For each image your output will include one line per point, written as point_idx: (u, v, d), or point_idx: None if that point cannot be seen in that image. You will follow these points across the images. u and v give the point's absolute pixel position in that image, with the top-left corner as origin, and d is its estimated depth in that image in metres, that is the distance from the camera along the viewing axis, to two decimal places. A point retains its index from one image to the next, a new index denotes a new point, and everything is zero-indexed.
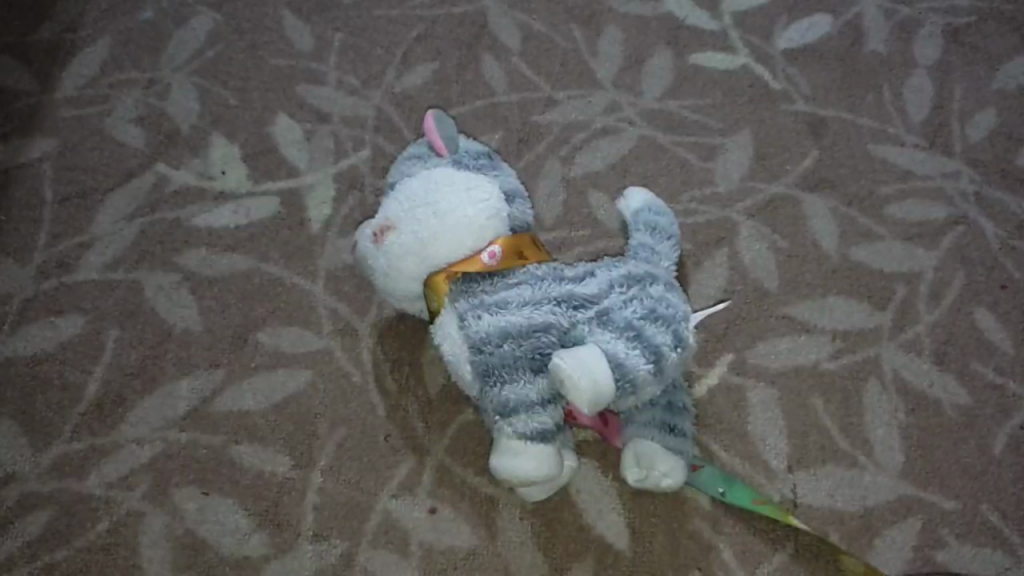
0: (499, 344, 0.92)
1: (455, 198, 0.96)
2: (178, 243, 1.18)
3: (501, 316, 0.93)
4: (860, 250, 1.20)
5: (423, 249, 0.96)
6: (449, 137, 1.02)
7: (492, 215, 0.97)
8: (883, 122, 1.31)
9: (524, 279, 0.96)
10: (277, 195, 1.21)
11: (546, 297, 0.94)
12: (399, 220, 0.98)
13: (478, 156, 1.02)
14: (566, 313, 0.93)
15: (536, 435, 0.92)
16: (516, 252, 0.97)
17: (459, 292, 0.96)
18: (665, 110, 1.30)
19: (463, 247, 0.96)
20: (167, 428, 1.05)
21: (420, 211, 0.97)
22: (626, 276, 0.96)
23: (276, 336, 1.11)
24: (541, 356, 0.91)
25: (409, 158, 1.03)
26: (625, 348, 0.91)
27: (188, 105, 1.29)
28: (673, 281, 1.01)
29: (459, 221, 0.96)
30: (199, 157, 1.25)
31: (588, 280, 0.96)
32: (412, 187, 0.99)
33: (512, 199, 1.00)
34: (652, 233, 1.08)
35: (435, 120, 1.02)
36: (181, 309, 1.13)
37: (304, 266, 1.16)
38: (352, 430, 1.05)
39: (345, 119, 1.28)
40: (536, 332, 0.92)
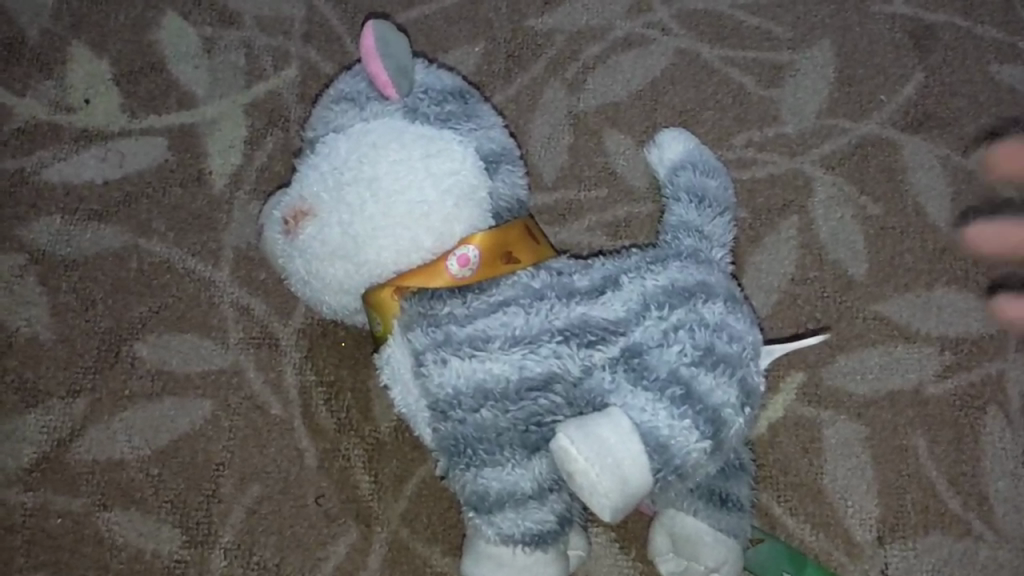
0: (475, 407, 0.60)
1: (407, 173, 0.62)
2: (22, 209, 0.83)
3: (477, 363, 0.61)
4: (978, 220, 0.87)
5: (359, 249, 0.63)
6: (398, 67, 0.64)
7: (461, 200, 0.63)
8: (1011, 32, 0.94)
9: (513, 296, 0.62)
10: (165, 136, 0.85)
11: (547, 328, 0.61)
12: (321, 204, 0.63)
13: (443, 98, 0.66)
14: (576, 356, 0.61)
15: (532, 540, 0.61)
16: (501, 250, 0.63)
17: (416, 316, 0.63)
18: (712, 11, 0.93)
19: (419, 249, 0.62)
20: (6, 487, 0.75)
21: (354, 192, 0.63)
22: (667, 288, 0.63)
23: (161, 347, 0.79)
24: (538, 425, 0.60)
25: (336, 98, 0.66)
26: (670, 416, 0.58)
27: (37, 1, 0.90)
28: (739, 287, 0.67)
29: (412, 211, 0.62)
30: (53, 77, 0.88)
31: (609, 294, 0.63)
32: (341, 151, 0.64)
33: (496, 167, 0.65)
34: (700, 205, 0.70)
35: (378, 40, 0.64)
36: (28, 307, 0.80)
37: (203, 243, 0.82)
38: (269, 488, 0.75)
39: (262, 22, 0.90)
40: (529, 390, 0.60)
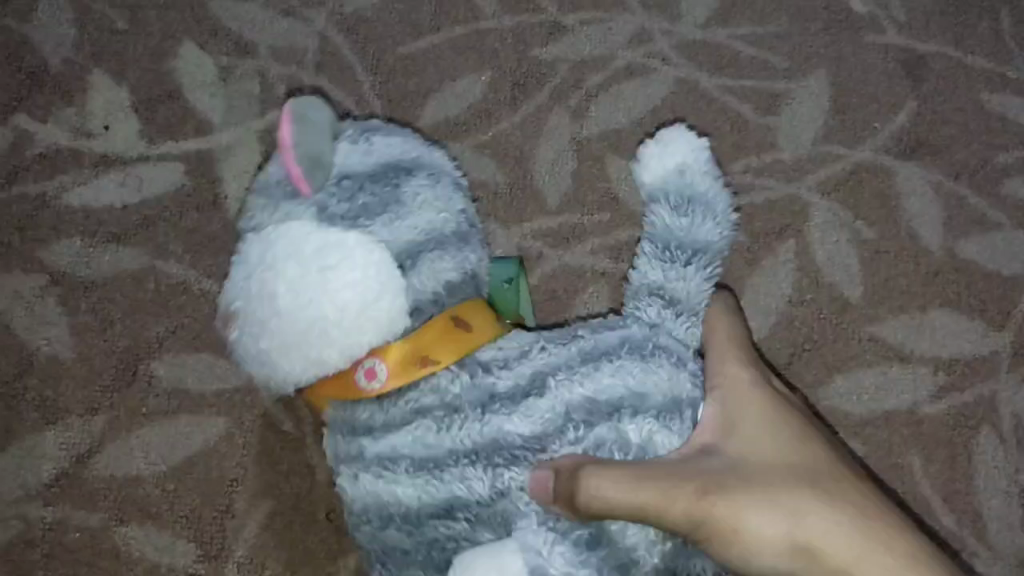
0: (383, 526, 0.62)
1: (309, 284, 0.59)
2: (44, 231, 0.85)
3: (385, 482, 0.61)
4: (971, 244, 0.90)
5: (274, 360, 0.60)
6: (308, 156, 0.60)
7: (366, 309, 0.59)
8: (1000, 62, 0.97)
9: (428, 411, 0.61)
10: (182, 162, 0.88)
11: (452, 450, 0.61)
12: (234, 306, 0.62)
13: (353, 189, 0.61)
14: (484, 478, 0.60)
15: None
16: (416, 357, 0.61)
17: (341, 428, 0.63)
18: (711, 41, 0.95)
19: (324, 364, 0.60)
20: (26, 501, 0.77)
21: (257, 302, 0.60)
22: (586, 401, 0.62)
23: (177, 367, 0.81)
24: (442, 550, 0.60)
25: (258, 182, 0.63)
26: (568, 564, 0.59)
27: (58, 29, 0.92)
28: (687, 385, 0.65)
29: (319, 322, 0.59)
30: (73, 104, 0.90)
31: (526, 406, 0.61)
32: (251, 255, 0.61)
33: (412, 264, 0.61)
34: (665, 248, 0.68)
35: (292, 124, 0.60)
36: (48, 327, 0.82)
37: (218, 265, 0.84)
38: (281, 504, 0.77)
39: (276, 51, 0.92)
40: (435, 515, 0.60)
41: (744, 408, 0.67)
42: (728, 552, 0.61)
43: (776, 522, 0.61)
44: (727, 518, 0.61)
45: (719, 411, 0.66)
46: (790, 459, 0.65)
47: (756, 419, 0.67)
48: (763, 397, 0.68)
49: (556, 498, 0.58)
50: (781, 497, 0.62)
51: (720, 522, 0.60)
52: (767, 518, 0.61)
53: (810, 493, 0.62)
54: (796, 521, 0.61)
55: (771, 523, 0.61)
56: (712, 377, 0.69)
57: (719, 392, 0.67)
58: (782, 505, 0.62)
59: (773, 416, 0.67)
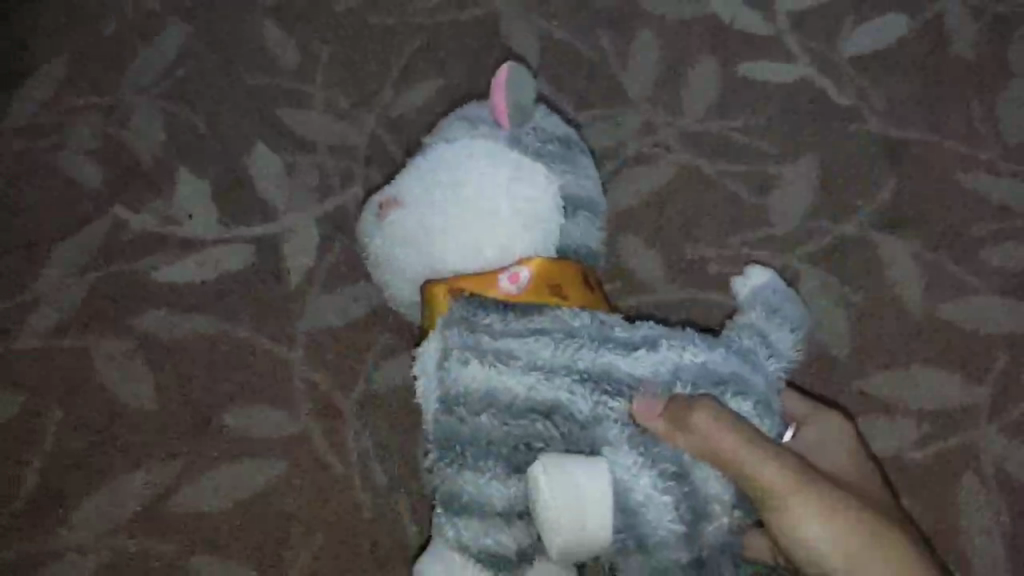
0: (475, 413, 0.74)
1: (495, 194, 0.78)
2: (134, 303, 1.00)
3: (494, 371, 0.74)
4: (950, 307, 1.00)
5: (429, 237, 0.78)
6: (518, 103, 0.80)
7: (529, 224, 0.78)
8: (973, 144, 1.08)
9: (545, 326, 0.76)
10: (252, 243, 1.02)
11: (566, 367, 0.74)
12: (406, 197, 0.80)
13: (549, 139, 0.81)
14: (589, 396, 0.73)
15: (489, 556, 0.73)
16: (552, 283, 0.77)
17: (459, 316, 0.76)
18: (710, 132, 1.08)
19: (479, 256, 0.78)
20: (114, 533, 0.91)
21: (440, 196, 0.79)
22: (699, 369, 0.75)
23: (244, 418, 0.95)
24: (528, 447, 0.73)
25: (459, 118, 0.83)
26: (650, 486, 0.71)
27: (151, 134, 1.08)
28: (761, 380, 0.77)
29: (481, 229, 0.78)
30: (162, 197, 1.05)
31: (645, 351, 0.76)
32: (443, 158, 0.80)
33: (573, 212, 0.80)
34: (771, 314, 0.80)
35: (507, 82, 0.79)
36: (135, 383, 0.96)
37: (281, 329, 0.98)
38: (330, 536, 0.91)
39: (332, 149, 1.07)
40: (533, 415, 0.73)
41: (824, 447, 0.84)
42: (784, 531, 0.69)
43: (834, 526, 0.68)
44: (801, 502, 0.68)
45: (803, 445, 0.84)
46: (862, 482, 0.81)
47: (843, 459, 0.83)
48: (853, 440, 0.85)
49: (664, 416, 0.71)
50: (844, 505, 0.69)
51: (792, 504, 0.68)
52: (828, 525, 0.68)
53: (874, 512, 0.70)
54: (855, 529, 0.68)
55: (829, 540, 0.68)
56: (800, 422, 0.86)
57: (814, 434, 0.85)
58: (848, 518, 0.68)
59: (856, 446, 0.85)
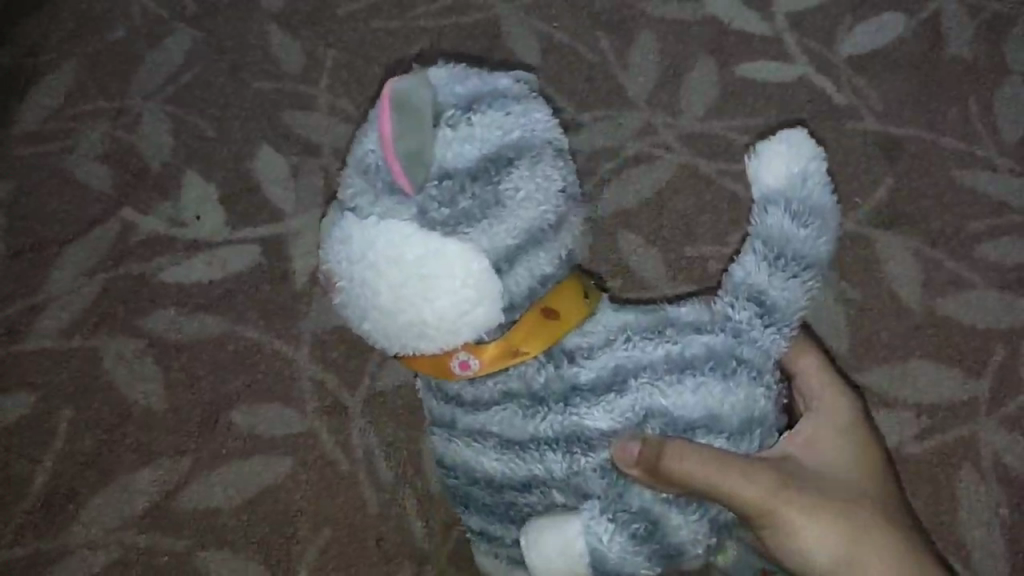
0: (465, 478, 0.70)
1: (412, 285, 0.61)
2: (142, 303, 1.01)
3: (473, 445, 0.68)
4: (948, 302, 1.01)
5: (369, 338, 0.65)
6: (418, 121, 0.59)
7: (459, 315, 0.61)
8: (970, 142, 1.09)
9: (518, 386, 0.67)
10: (258, 244, 1.04)
11: (534, 435, 0.66)
12: (341, 280, 0.64)
13: (471, 156, 0.61)
14: (562, 460, 0.66)
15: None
16: (510, 349, 0.65)
17: (434, 386, 0.70)
18: (709, 132, 1.10)
19: (423, 354, 0.64)
20: (124, 529, 0.93)
21: (364, 284, 0.62)
22: (666, 415, 0.67)
23: (252, 415, 0.96)
24: (517, 510, 0.69)
25: (357, 168, 0.63)
26: (623, 553, 0.65)
27: (158, 138, 1.10)
28: (737, 399, 0.68)
29: (409, 332, 0.62)
30: (170, 200, 1.07)
31: (617, 401, 0.66)
32: (353, 237, 0.62)
33: (515, 259, 0.63)
34: (773, 258, 0.69)
35: (392, 101, 0.59)
36: (145, 382, 0.98)
37: (287, 329, 1.00)
38: (337, 531, 0.92)
39: (337, 151, 1.09)
40: (512, 484, 0.68)
41: (821, 430, 0.80)
42: (782, 538, 0.72)
43: (820, 534, 0.73)
44: (789, 514, 0.72)
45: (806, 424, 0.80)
46: (855, 469, 0.78)
47: (835, 438, 0.80)
48: (853, 424, 0.81)
49: (640, 466, 0.63)
50: (826, 510, 0.73)
51: (778, 518, 0.71)
52: (816, 532, 0.72)
53: (853, 510, 0.75)
54: (836, 530, 0.73)
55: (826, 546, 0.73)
56: (807, 402, 0.83)
57: (815, 417, 0.81)
58: (830, 522, 0.73)
59: (854, 431, 0.81)
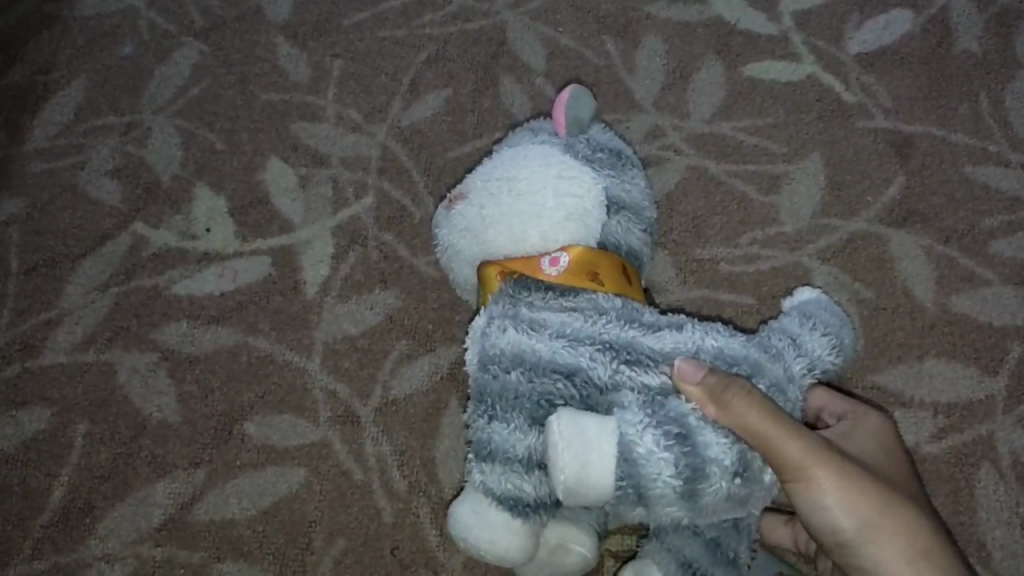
0: (506, 368, 0.74)
1: (542, 185, 0.79)
2: (155, 316, 1.02)
3: (525, 337, 0.74)
4: (962, 300, 1.00)
5: (482, 229, 0.80)
6: (577, 118, 0.83)
7: (571, 217, 0.78)
8: (982, 138, 1.08)
9: (579, 305, 0.76)
10: (269, 255, 1.04)
11: (592, 337, 0.74)
12: (472, 188, 0.82)
13: (599, 148, 0.83)
14: (609, 364, 0.73)
15: (508, 500, 0.72)
16: (589, 269, 0.78)
17: (506, 294, 0.78)
18: (717, 133, 1.09)
19: (525, 243, 0.78)
20: (140, 542, 0.93)
21: (495, 186, 0.80)
22: (718, 352, 0.75)
23: (265, 426, 0.97)
24: (551, 402, 0.72)
25: (525, 129, 0.87)
26: (653, 444, 0.69)
27: (169, 151, 1.11)
28: (781, 369, 0.75)
29: (526, 217, 0.78)
30: (180, 213, 1.07)
31: (667, 332, 0.75)
32: (503, 156, 0.82)
33: (617, 210, 0.80)
34: (807, 320, 0.80)
35: (571, 94, 0.84)
36: (159, 395, 0.99)
37: (299, 339, 1.00)
38: (353, 541, 0.92)
39: (346, 161, 1.09)
40: (556, 373, 0.73)
41: (858, 432, 0.85)
42: (806, 499, 0.75)
43: (847, 500, 0.75)
44: (821, 478, 0.74)
45: (839, 428, 0.85)
46: (885, 460, 0.82)
47: (870, 439, 0.84)
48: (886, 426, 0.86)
49: (699, 386, 0.71)
50: (857, 481, 0.75)
51: (811, 479, 0.74)
52: (842, 497, 0.75)
53: (883, 487, 0.76)
54: (863, 502, 0.75)
55: (846, 512, 0.75)
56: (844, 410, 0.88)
57: (849, 423, 0.85)
58: (859, 492, 0.75)
59: (887, 434, 0.85)
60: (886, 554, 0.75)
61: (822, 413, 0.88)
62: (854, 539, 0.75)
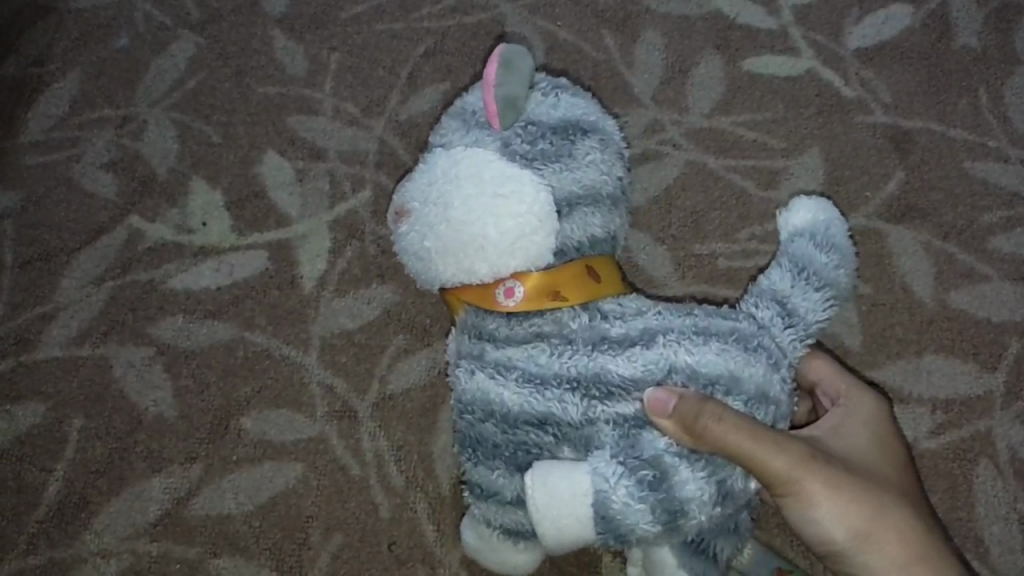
0: (482, 418, 0.74)
1: (481, 208, 0.73)
2: (151, 310, 1.01)
3: (496, 382, 0.74)
4: (961, 296, 1.00)
5: (431, 259, 0.75)
6: (510, 99, 0.75)
7: (518, 240, 0.73)
8: (981, 134, 1.08)
9: (547, 332, 0.75)
10: (265, 250, 1.04)
11: (558, 374, 0.73)
12: (412, 209, 0.77)
13: (540, 137, 0.75)
14: (579, 403, 0.72)
15: (507, 533, 0.76)
16: (549, 289, 0.75)
17: (472, 325, 0.77)
18: (716, 128, 1.09)
19: (475, 276, 0.74)
20: (136, 537, 0.93)
21: (434, 213, 0.75)
22: (690, 372, 0.74)
23: (262, 421, 0.96)
24: (527, 452, 0.73)
25: (457, 114, 0.79)
26: (628, 496, 0.69)
27: (164, 145, 1.10)
28: (761, 369, 0.75)
29: (470, 249, 0.73)
30: (176, 207, 1.07)
31: (636, 353, 0.74)
32: (437, 169, 0.76)
33: (569, 211, 0.74)
34: (799, 274, 0.80)
35: (500, 67, 0.75)
36: (154, 390, 0.98)
37: (295, 333, 1.00)
38: (350, 537, 0.92)
39: (342, 155, 1.08)
40: (527, 423, 0.73)
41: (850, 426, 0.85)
42: (796, 509, 0.75)
43: (839, 506, 0.74)
44: (811, 486, 0.74)
45: (829, 422, 0.85)
46: (877, 457, 0.82)
47: (860, 434, 0.84)
48: (877, 417, 0.85)
49: (671, 418, 0.70)
50: (847, 486, 0.75)
51: (801, 488, 0.74)
52: (832, 504, 0.74)
53: (874, 490, 0.76)
54: (855, 507, 0.75)
55: (837, 520, 0.75)
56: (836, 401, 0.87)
57: (840, 412, 0.85)
58: (848, 499, 0.75)
59: (878, 426, 0.85)
60: (879, 559, 0.75)
61: (818, 391, 0.89)
62: (846, 546, 0.75)
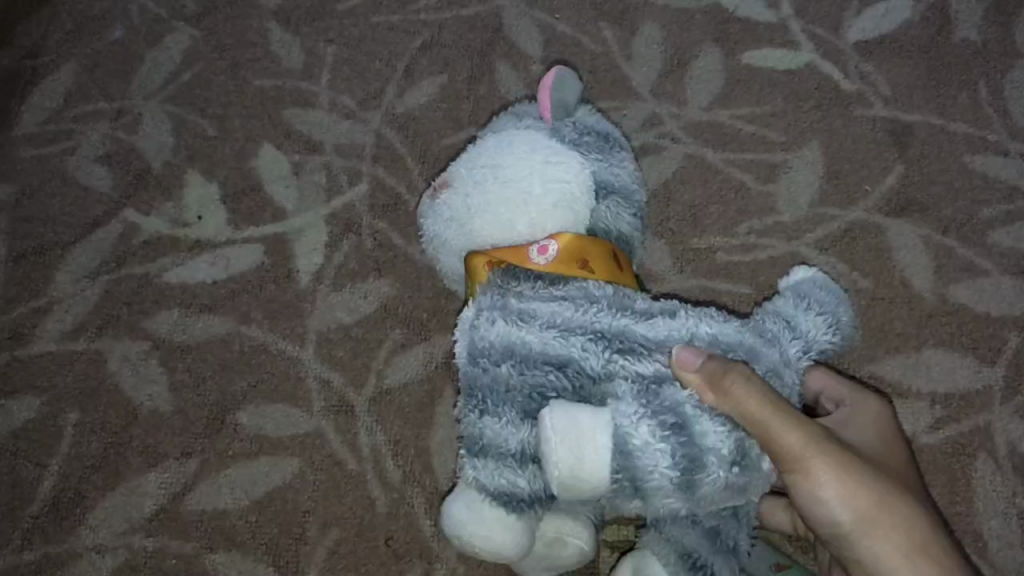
0: (497, 361, 0.73)
1: (528, 172, 0.77)
2: (147, 304, 1.01)
3: (516, 329, 0.73)
4: (960, 290, 1.00)
5: (469, 217, 0.79)
6: (563, 101, 0.81)
7: (559, 203, 0.77)
8: (981, 127, 1.07)
9: (572, 294, 0.75)
10: (261, 243, 1.03)
11: (583, 325, 0.73)
12: (457, 176, 0.81)
13: (586, 131, 0.81)
14: (602, 354, 0.72)
15: (502, 496, 0.72)
16: (579, 256, 0.77)
17: (494, 284, 0.77)
18: (715, 121, 1.08)
19: (512, 231, 0.77)
20: (131, 532, 0.92)
21: (481, 173, 0.79)
22: (712, 339, 0.74)
23: (259, 416, 0.96)
24: (543, 395, 0.71)
25: (508, 113, 0.85)
26: (649, 434, 0.68)
27: (160, 138, 1.09)
28: (777, 354, 0.75)
29: (512, 205, 0.77)
30: (172, 200, 1.06)
31: (659, 320, 0.74)
32: (488, 143, 0.81)
33: (605, 194, 0.79)
34: (800, 300, 0.79)
35: (556, 78, 0.81)
36: (150, 384, 0.97)
37: (292, 327, 0.99)
38: (347, 532, 0.92)
39: (339, 148, 1.08)
40: (547, 365, 0.71)
41: (858, 420, 0.85)
42: (803, 490, 0.74)
43: (847, 490, 0.74)
44: (822, 468, 0.73)
45: (836, 418, 0.85)
46: (884, 453, 0.81)
47: (868, 428, 0.84)
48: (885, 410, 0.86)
49: (698, 373, 0.70)
50: (857, 470, 0.75)
51: (810, 468, 0.73)
52: (842, 488, 0.74)
53: (884, 478, 0.75)
54: (863, 493, 0.74)
55: (844, 503, 0.74)
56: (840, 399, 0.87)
57: (848, 410, 0.85)
58: (858, 484, 0.74)
59: (886, 423, 0.85)
60: (880, 545, 0.74)
61: (821, 398, 0.88)
62: (851, 529, 0.75)
